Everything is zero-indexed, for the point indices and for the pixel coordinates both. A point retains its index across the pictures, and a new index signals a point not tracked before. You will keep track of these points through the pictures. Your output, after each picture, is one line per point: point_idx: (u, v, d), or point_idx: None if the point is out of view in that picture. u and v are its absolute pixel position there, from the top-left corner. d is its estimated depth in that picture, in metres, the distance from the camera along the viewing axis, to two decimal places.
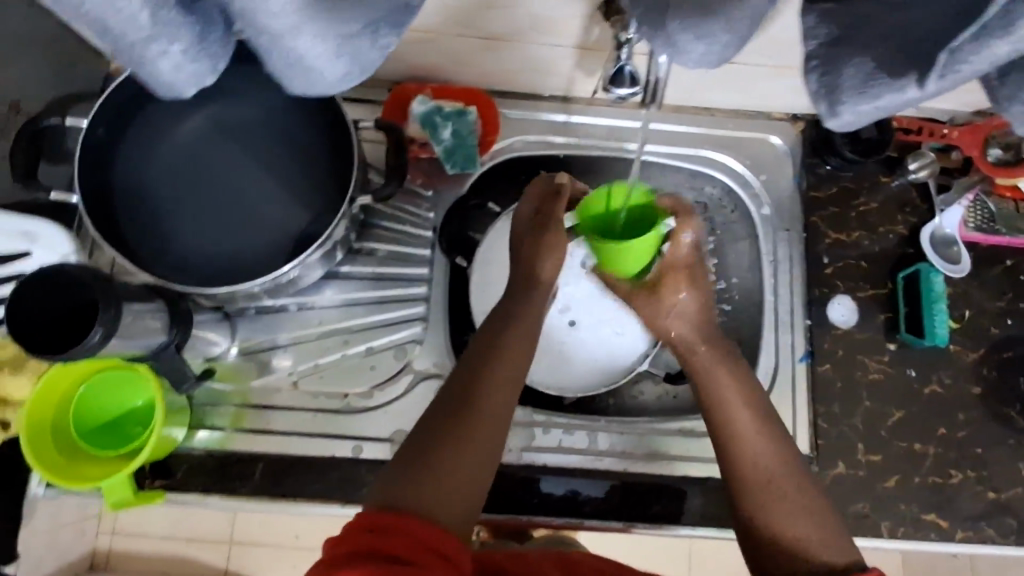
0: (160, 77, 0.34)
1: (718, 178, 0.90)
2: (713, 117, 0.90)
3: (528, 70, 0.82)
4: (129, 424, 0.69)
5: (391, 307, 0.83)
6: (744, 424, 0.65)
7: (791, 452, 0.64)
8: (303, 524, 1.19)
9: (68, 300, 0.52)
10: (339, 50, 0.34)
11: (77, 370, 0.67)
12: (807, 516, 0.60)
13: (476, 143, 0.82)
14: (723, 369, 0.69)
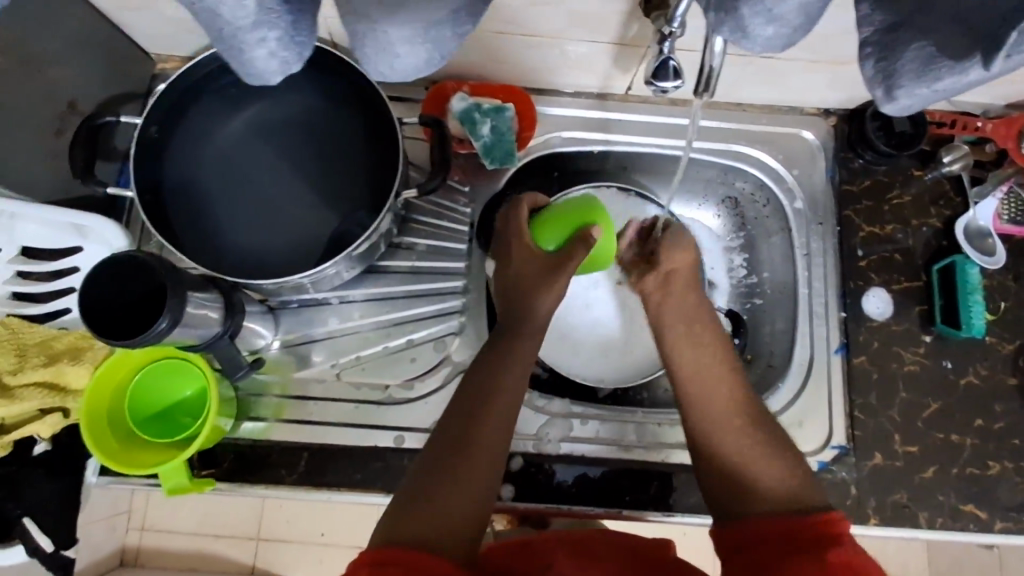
0: (254, 66, 0.36)
1: (750, 174, 0.91)
2: (746, 113, 0.91)
3: (566, 67, 0.83)
4: (179, 415, 0.71)
5: (431, 300, 0.84)
6: (717, 400, 0.68)
7: (756, 418, 0.67)
8: (330, 521, 1.20)
9: (129, 284, 0.54)
10: (423, 38, 0.35)
11: (134, 361, 0.69)
12: (776, 465, 0.63)
13: (514, 139, 0.83)
14: (697, 319, 0.74)
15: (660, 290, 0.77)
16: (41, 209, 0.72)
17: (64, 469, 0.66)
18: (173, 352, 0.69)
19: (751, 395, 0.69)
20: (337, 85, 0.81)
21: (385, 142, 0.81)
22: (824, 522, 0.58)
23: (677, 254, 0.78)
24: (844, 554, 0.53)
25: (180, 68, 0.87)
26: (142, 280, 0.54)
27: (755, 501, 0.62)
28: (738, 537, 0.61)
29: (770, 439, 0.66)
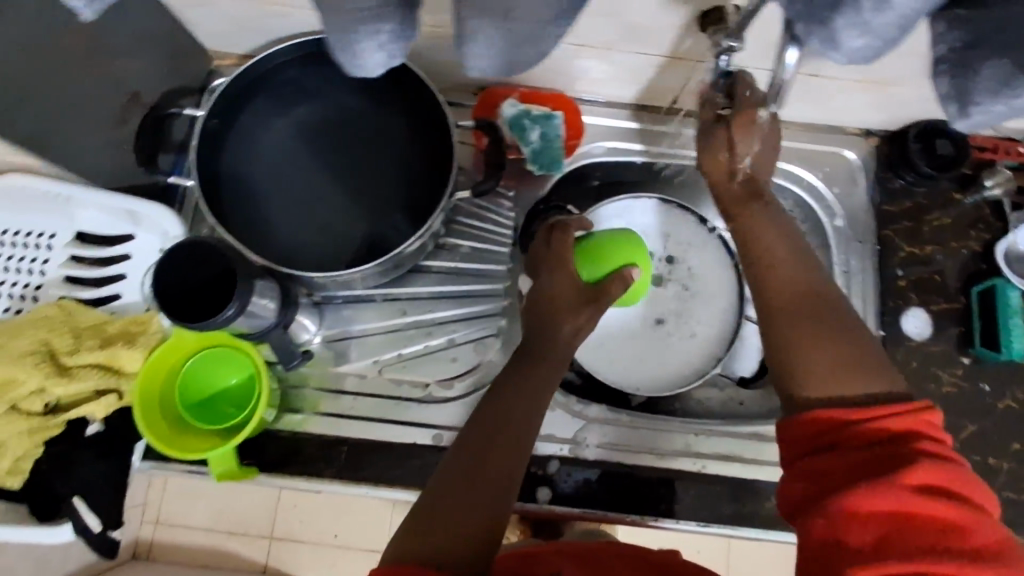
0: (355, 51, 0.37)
1: (790, 191, 0.92)
2: (789, 130, 0.92)
3: (616, 79, 0.85)
4: (224, 403, 0.71)
5: (472, 302, 0.85)
6: (782, 292, 0.63)
7: (829, 301, 0.62)
8: (344, 523, 1.21)
9: (195, 267, 0.55)
10: (523, 38, 0.37)
11: (187, 345, 0.70)
12: (844, 351, 0.57)
13: (561, 146, 0.85)
14: (776, 229, 0.68)
15: (736, 203, 0.72)
16: (108, 197, 0.76)
17: (115, 450, 0.67)
18: (223, 338, 0.70)
19: (822, 275, 0.65)
20: (392, 87, 0.83)
21: (438, 146, 0.83)
22: (916, 412, 0.51)
23: (757, 145, 0.69)
24: (934, 469, 0.47)
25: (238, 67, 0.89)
26: (211, 265, 0.55)
27: (818, 382, 0.56)
28: (804, 424, 0.54)
29: (839, 321, 0.60)
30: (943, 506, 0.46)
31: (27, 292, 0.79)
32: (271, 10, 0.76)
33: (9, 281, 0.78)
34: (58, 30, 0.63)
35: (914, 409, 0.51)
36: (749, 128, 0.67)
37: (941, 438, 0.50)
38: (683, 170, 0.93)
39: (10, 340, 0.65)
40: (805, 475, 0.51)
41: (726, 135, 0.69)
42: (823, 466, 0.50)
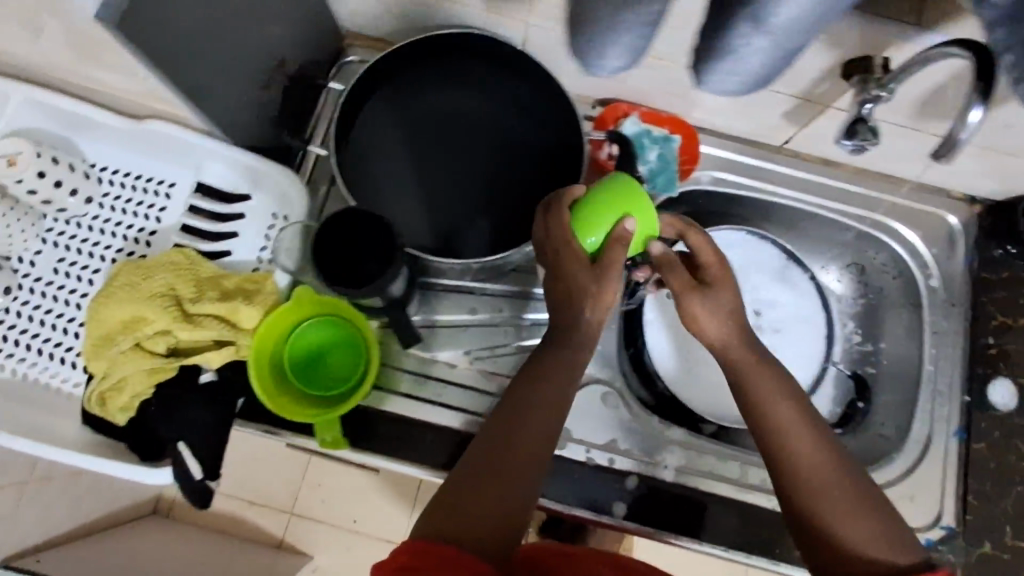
0: (580, 51, 0.43)
1: (888, 248, 0.94)
2: (895, 185, 0.92)
3: (737, 112, 0.85)
4: (325, 372, 0.71)
5: None
6: (795, 438, 0.60)
7: (845, 460, 0.59)
8: (359, 512, 1.46)
9: (353, 239, 0.59)
10: (766, 61, 0.36)
11: (303, 309, 0.71)
12: (868, 517, 0.56)
13: (677, 168, 0.85)
14: (769, 380, 0.63)
15: (741, 353, 0.64)
16: (237, 153, 0.78)
17: (222, 402, 0.68)
18: (340, 308, 0.71)
19: (834, 434, 0.62)
20: (521, 90, 0.84)
21: (562, 155, 0.84)
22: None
23: (729, 305, 0.65)
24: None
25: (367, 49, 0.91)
26: (374, 236, 0.58)
27: (844, 522, 0.56)
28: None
29: (857, 485, 0.58)
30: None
31: (141, 236, 0.81)
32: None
33: (129, 223, 0.81)
34: None
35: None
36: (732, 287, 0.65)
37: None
38: (784, 210, 0.94)
39: (143, 281, 0.68)
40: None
41: (706, 300, 0.64)
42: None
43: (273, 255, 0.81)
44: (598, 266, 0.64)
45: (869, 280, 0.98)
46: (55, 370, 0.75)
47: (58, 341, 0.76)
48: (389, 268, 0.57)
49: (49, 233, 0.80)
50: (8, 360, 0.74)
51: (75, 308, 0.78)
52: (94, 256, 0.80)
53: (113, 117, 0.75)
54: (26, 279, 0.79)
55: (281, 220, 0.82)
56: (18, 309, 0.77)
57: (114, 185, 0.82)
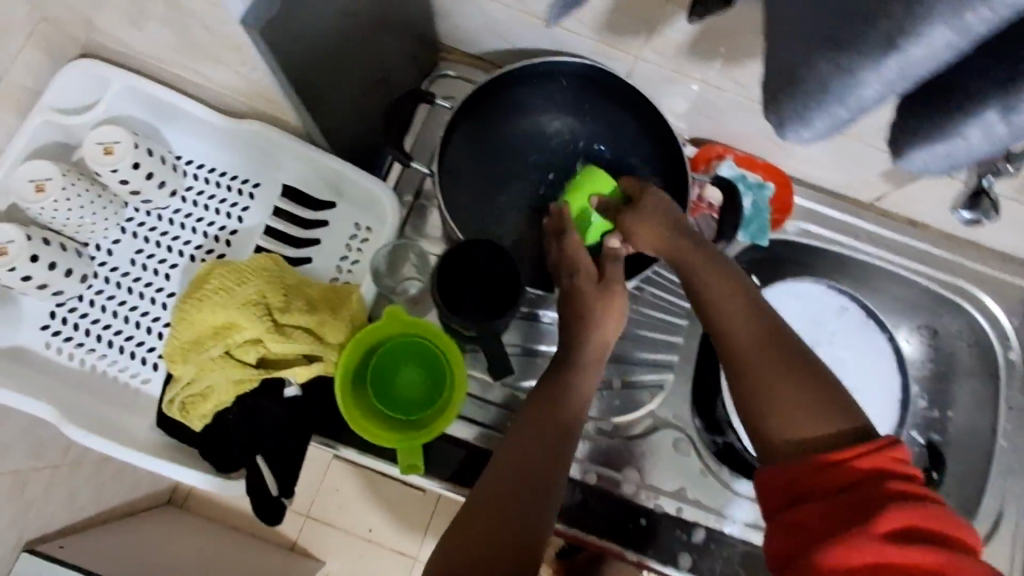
0: (780, 108, 0.37)
1: (963, 315, 0.91)
2: (979, 253, 0.91)
3: (834, 167, 0.84)
4: (404, 393, 0.68)
5: (648, 348, 0.85)
6: (730, 314, 0.58)
7: (779, 335, 0.56)
8: (379, 522, 1.30)
9: (482, 274, 0.64)
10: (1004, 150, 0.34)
11: (390, 329, 0.68)
12: (799, 396, 0.53)
13: (769, 216, 0.84)
14: (714, 267, 0.61)
15: (677, 253, 0.63)
16: (331, 160, 0.74)
17: (309, 421, 0.66)
18: (430, 332, 0.68)
19: (773, 314, 0.59)
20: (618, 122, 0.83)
21: None
22: (875, 449, 0.48)
23: (670, 214, 0.65)
24: (874, 504, 0.45)
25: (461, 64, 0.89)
26: (501, 275, 0.63)
27: (783, 421, 0.53)
28: (782, 473, 0.50)
29: (788, 351, 0.55)
30: (921, 551, 0.43)
31: (221, 235, 0.79)
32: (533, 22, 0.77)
33: (211, 220, 0.80)
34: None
35: (866, 449, 0.49)
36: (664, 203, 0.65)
37: (908, 472, 0.48)
38: (865, 266, 0.92)
39: (237, 286, 0.67)
40: (794, 532, 0.47)
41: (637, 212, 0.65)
42: (813, 521, 0.47)
43: (354, 266, 0.78)
44: (604, 281, 0.66)
45: (939, 345, 0.95)
46: (123, 364, 0.74)
47: (130, 335, 0.75)
48: (493, 319, 0.63)
49: (129, 222, 0.79)
50: (78, 349, 0.74)
51: (151, 303, 0.76)
52: (173, 251, 0.79)
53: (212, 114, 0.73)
54: (102, 267, 0.78)
55: (364, 232, 0.79)
56: (91, 298, 0.76)
57: (198, 179, 0.81)
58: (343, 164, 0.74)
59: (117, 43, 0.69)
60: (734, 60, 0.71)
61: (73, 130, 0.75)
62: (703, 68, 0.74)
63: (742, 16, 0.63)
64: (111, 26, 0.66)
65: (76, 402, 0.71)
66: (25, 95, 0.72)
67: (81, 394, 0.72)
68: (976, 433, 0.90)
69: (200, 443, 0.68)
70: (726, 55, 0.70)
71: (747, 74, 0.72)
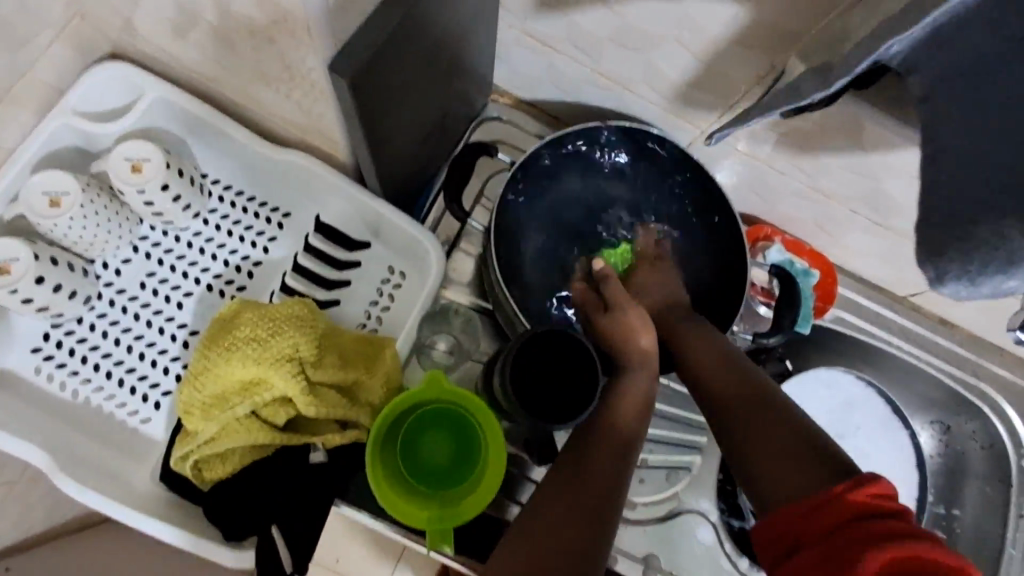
0: (943, 263, 0.36)
1: (980, 420, 0.92)
2: (1003, 356, 0.91)
3: (875, 260, 0.83)
4: (434, 465, 0.63)
5: (678, 427, 0.81)
6: (705, 358, 0.63)
7: (752, 382, 0.60)
8: None
9: (554, 363, 0.61)
10: None
11: (419, 397, 0.63)
12: (783, 437, 0.54)
13: (813, 303, 0.82)
14: (699, 330, 0.67)
15: (668, 316, 0.69)
16: (377, 203, 0.69)
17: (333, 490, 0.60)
18: (467, 405, 0.63)
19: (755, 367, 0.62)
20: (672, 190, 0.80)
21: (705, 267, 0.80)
22: (853, 486, 0.45)
23: (664, 281, 0.73)
24: (856, 546, 0.41)
25: (512, 108, 0.85)
26: (565, 361, 0.61)
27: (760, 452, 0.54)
28: (768, 524, 0.48)
29: (773, 405, 0.57)
30: None
31: (243, 265, 0.73)
32: (599, 80, 0.73)
33: (233, 248, 0.73)
34: (435, 45, 0.58)
35: (847, 485, 0.45)
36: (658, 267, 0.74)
37: (893, 507, 0.43)
38: (893, 359, 0.92)
39: (270, 337, 0.60)
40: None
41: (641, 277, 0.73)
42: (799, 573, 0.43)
43: (383, 314, 0.73)
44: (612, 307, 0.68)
45: (952, 444, 0.96)
46: (122, 400, 0.67)
47: (132, 367, 0.68)
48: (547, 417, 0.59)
49: (141, 241, 0.72)
50: (72, 378, 0.67)
51: (159, 333, 0.70)
52: (188, 277, 0.72)
53: (253, 138, 0.68)
54: (107, 288, 0.71)
55: (398, 278, 0.74)
56: (91, 322, 0.69)
57: (223, 201, 0.74)
58: (385, 205, 0.69)
59: (156, 50, 0.63)
60: (806, 150, 0.69)
61: (96, 138, 0.69)
62: (769, 151, 0.72)
63: (829, 113, 0.61)
64: (158, 35, 0.59)
65: (68, 442, 0.64)
66: (44, 94, 0.65)
67: (72, 431, 0.65)
68: (979, 535, 0.91)
69: (208, 502, 0.62)
70: (798, 144, 0.68)
71: (814, 164, 0.71)
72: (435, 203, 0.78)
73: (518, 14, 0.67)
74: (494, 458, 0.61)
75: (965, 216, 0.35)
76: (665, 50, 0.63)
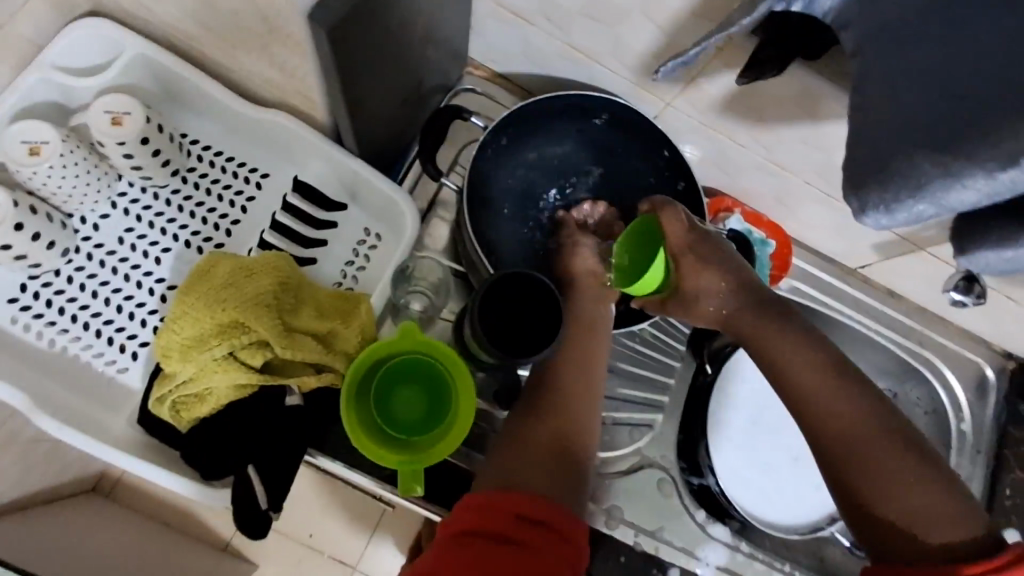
0: (865, 195, 0.41)
1: (924, 386, 0.98)
2: (946, 327, 0.97)
3: (827, 233, 0.88)
4: (406, 410, 0.64)
5: (641, 387, 0.86)
6: (815, 383, 0.60)
7: (878, 425, 0.58)
8: (323, 525, 1.16)
9: (517, 308, 0.64)
10: None
11: (391, 346, 0.64)
12: (911, 497, 0.55)
13: (769, 271, 0.86)
14: (811, 355, 0.61)
15: (753, 322, 0.64)
16: (354, 162, 0.72)
17: (306, 433, 0.63)
18: (437, 354, 0.64)
19: (887, 400, 0.59)
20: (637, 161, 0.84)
21: None
22: (997, 566, 0.49)
23: (727, 267, 0.66)
24: None
25: (486, 81, 0.88)
26: (532, 304, 0.64)
27: (879, 493, 0.56)
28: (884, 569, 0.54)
29: (899, 452, 0.56)
30: None
31: (221, 223, 0.75)
32: (571, 55, 0.77)
33: (212, 207, 0.75)
34: (411, 8, 0.61)
35: (997, 564, 0.49)
36: (717, 250, 0.66)
37: None
38: (844, 329, 0.97)
39: (248, 282, 0.64)
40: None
41: (698, 261, 0.65)
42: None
43: (359, 273, 0.76)
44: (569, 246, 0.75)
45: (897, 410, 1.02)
46: (99, 350, 0.69)
47: (110, 319, 0.70)
48: (511, 355, 0.62)
49: (120, 198, 0.73)
50: (48, 329, 0.68)
51: (136, 287, 0.71)
52: (167, 234, 0.73)
53: (232, 97, 0.69)
54: (85, 242, 0.72)
55: (373, 239, 0.77)
56: (69, 274, 0.70)
57: (202, 161, 0.76)
58: (362, 166, 0.72)
59: (136, 8, 0.64)
60: (762, 122, 0.73)
61: (74, 92, 0.70)
62: (728, 124, 0.76)
63: (782, 84, 0.65)
64: None
65: (46, 389, 0.65)
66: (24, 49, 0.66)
67: (49, 380, 0.66)
68: None
69: (188, 446, 0.64)
70: (754, 115, 0.73)
71: (770, 137, 0.75)
72: (410, 168, 0.80)
73: None
74: (463, 401, 0.63)
75: (885, 158, 0.40)
76: (632, 21, 0.67)
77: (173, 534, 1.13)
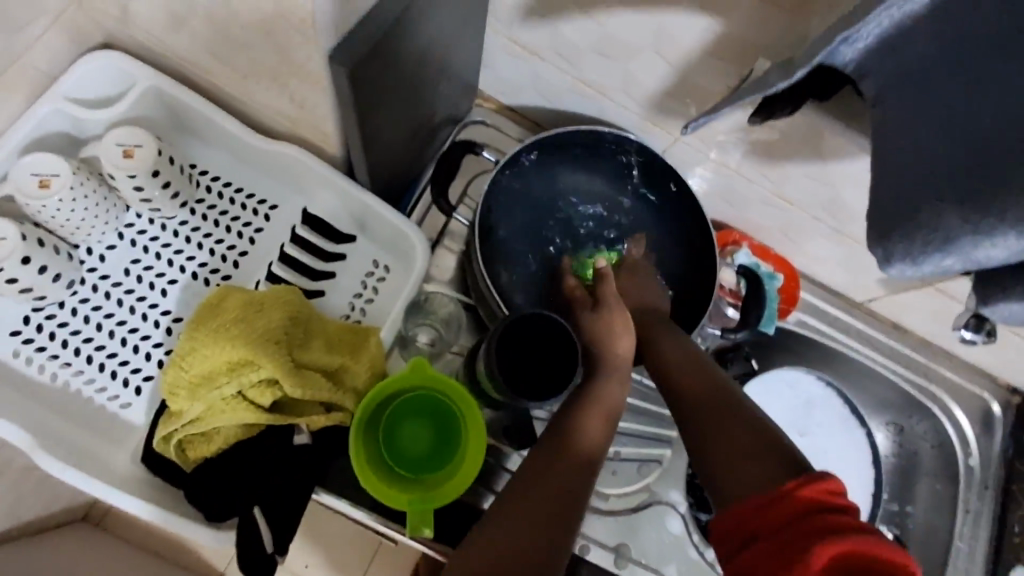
0: (890, 246, 0.41)
1: (930, 420, 0.97)
2: (952, 361, 0.97)
3: (834, 266, 0.89)
4: (414, 447, 0.63)
5: (650, 421, 0.85)
6: (697, 387, 0.64)
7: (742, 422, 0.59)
8: (318, 558, 1.12)
9: (532, 348, 0.63)
10: None
11: (400, 382, 0.63)
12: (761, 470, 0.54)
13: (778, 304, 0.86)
14: (698, 364, 0.66)
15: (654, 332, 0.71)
16: (364, 195, 0.71)
17: (313, 472, 0.62)
18: (446, 391, 0.63)
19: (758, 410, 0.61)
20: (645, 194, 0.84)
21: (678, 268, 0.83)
22: (804, 483, 0.48)
23: (644, 291, 0.76)
24: (802, 542, 0.44)
25: (495, 113, 0.89)
26: (548, 347, 0.63)
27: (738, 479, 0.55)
28: (731, 516, 0.50)
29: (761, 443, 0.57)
30: None
31: (229, 254, 0.74)
32: (580, 89, 0.77)
33: (220, 238, 0.74)
34: (426, 44, 0.61)
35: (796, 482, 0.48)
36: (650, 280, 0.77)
37: (841, 503, 0.46)
38: (851, 362, 0.97)
39: (258, 317, 0.63)
40: None
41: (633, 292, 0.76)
42: (756, 561, 0.46)
43: (368, 305, 0.75)
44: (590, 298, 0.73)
45: (904, 443, 1.01)
46: (102, 384, 0.67)
47: (113, 352, 0.68)
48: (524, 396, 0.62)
49: (127, 228, 0.73)
50: (50, 362, 0.67)
51: (142, 319, 0.70)
52: (174, 265, 0.73)
53: (245, 129, 0.69)
54: (90, 273, 0.71)
55: (382, 271, 0.76)
56: (73, 306, 0.69)
57: (211, 192, 0.75)
58: (373, 199, 0.71)
59: (151, 40, 0.64)
60: (770, 158, 0.73)
61: (85, 124, 0.70)
62: (737, 159, 0.76)
63: (791, 122, 0.65)
64: (156, 24, 0.61)
65: (47, 424, 0.64)
66: (37, 80, 0.66)
67: (51, 415, 0.65)
68: (933, 530, 0.96)
69: (190, 484, 0.63)
70: (763, 151, 0.73)
71: (778, 172, 0.75)
72: (421, 200, 0.80)
73: (505, 22, 0.71)
74: (471, 440, 0.62)
75: (909, 206, 0.40)
76: (643, 58, 0.67)
77: (165, 566, 1.10)
